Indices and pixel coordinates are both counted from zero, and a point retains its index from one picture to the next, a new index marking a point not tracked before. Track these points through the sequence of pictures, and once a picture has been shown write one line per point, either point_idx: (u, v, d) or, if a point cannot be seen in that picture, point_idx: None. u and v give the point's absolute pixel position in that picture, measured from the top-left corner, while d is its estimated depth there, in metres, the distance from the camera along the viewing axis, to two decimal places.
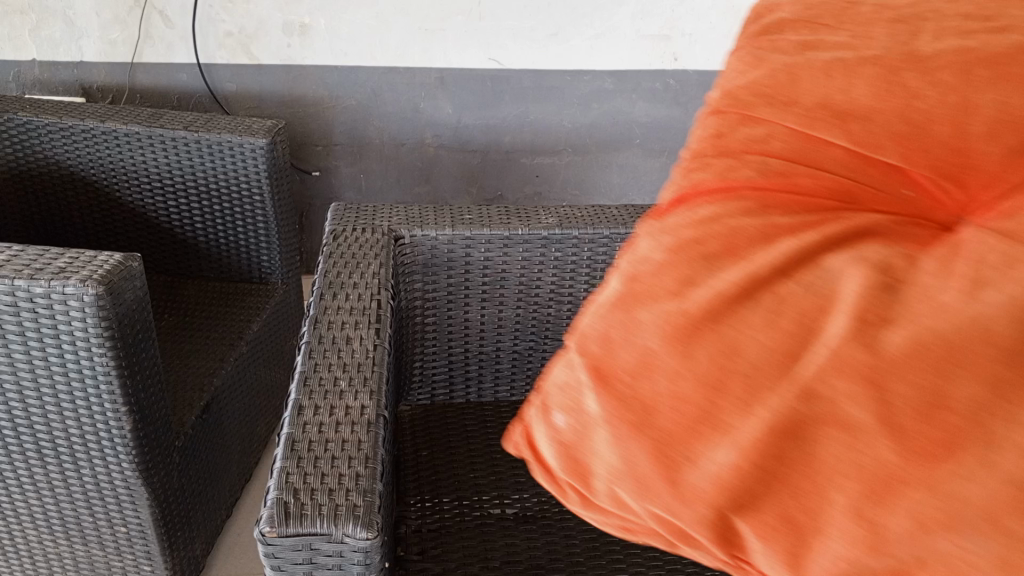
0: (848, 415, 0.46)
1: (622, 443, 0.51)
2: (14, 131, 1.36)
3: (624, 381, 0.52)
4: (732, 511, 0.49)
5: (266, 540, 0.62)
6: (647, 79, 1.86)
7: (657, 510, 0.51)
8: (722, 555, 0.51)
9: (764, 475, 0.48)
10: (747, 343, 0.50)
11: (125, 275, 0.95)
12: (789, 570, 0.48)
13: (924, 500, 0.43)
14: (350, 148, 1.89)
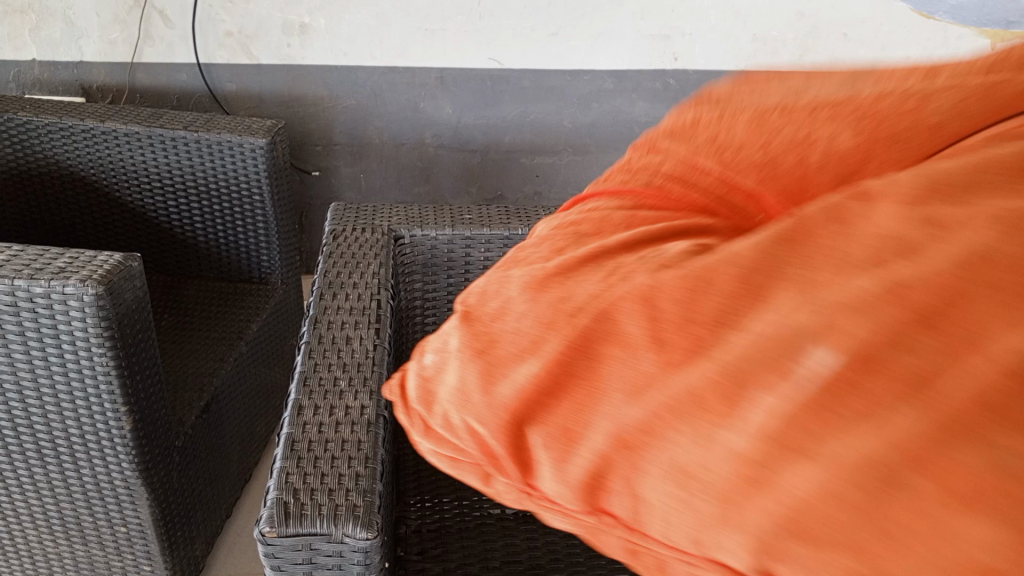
0: (629, 333, 0.41)
1: (459, 365, 0.47)
2: (13, 131, 1.36)
3: (481, 320, 0.47)
4: (525, 427, 0.44)
5: (266, 540, 0.62)
6: (647, 79, 1.86)
7: (471, 429, 0.46)
8: (515, 477, 0.46)
9: (555, 387, 0.43)
10: (580, 288, 0.44)
11: (124, 275, 0.95)
12: (568, 491, 0.43)
13: (689, 415, 0.39)
14: (350, 148, 1.89)
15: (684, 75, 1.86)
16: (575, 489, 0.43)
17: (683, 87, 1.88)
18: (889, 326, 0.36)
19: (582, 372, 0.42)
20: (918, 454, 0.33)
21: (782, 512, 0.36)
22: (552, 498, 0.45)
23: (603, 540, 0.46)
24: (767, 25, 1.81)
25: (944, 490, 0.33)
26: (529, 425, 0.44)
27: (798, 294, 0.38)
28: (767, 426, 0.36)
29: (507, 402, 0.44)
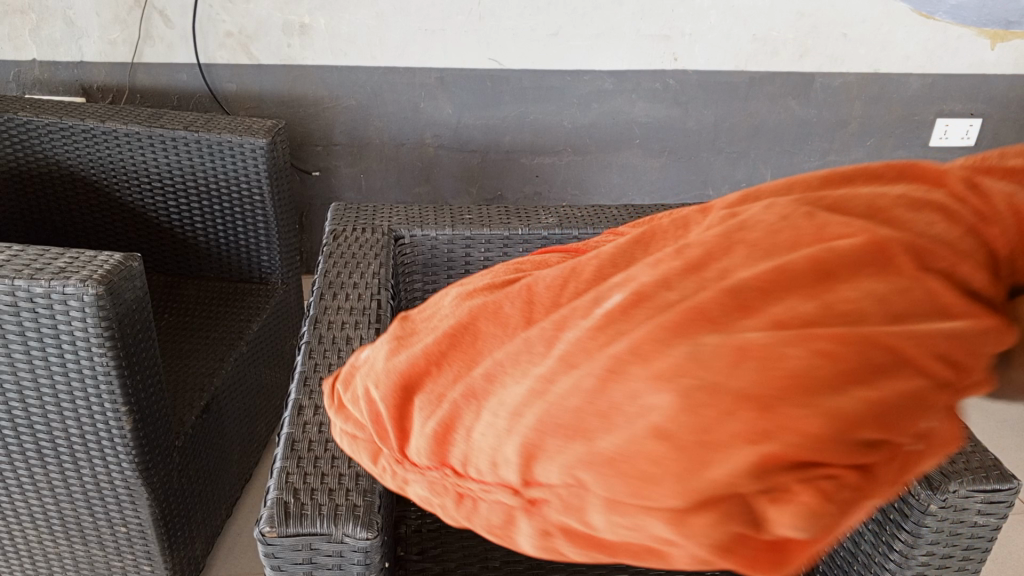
0: (505, 311, 0.54)
1: (386, 344, 0.60)
2: (14, 131, 1.36)
3: (417, 316, 0.62)
4: (410, 386, 0.55)
5: (266, 540, 0.62)
6: (647, 78, 1.86)
7: (371, 391, 0.58)
8: (393, 445, 0.56)
9: (438, 353, 0.55)
10: (485, 292, 0.59)
11: (125, 275, 0.95)
12: (423, 433, 0.53)
13: (507, 358, 0.50)
14: (351, 148, 1.89)
15: (684, 76, 1.87)
16: (430, 439, 0.52)
17: (683, 87, 1.88)
18: (667, 273, 0.47)
19: (462, 344, 0.54)
20: (641, 355, 0.44)
21: (543, 413, 0.46)
22: (415, 460, 0.54)
23: (446, 503, 0.53)
24: (768, 25, 1.82)
25: (651, 375, 0.43)
26: (415, 391, 0.55)
27: (621, 276, 0.50)
28: (565, 355, 0.47)
29: (401, 367, 0.55)
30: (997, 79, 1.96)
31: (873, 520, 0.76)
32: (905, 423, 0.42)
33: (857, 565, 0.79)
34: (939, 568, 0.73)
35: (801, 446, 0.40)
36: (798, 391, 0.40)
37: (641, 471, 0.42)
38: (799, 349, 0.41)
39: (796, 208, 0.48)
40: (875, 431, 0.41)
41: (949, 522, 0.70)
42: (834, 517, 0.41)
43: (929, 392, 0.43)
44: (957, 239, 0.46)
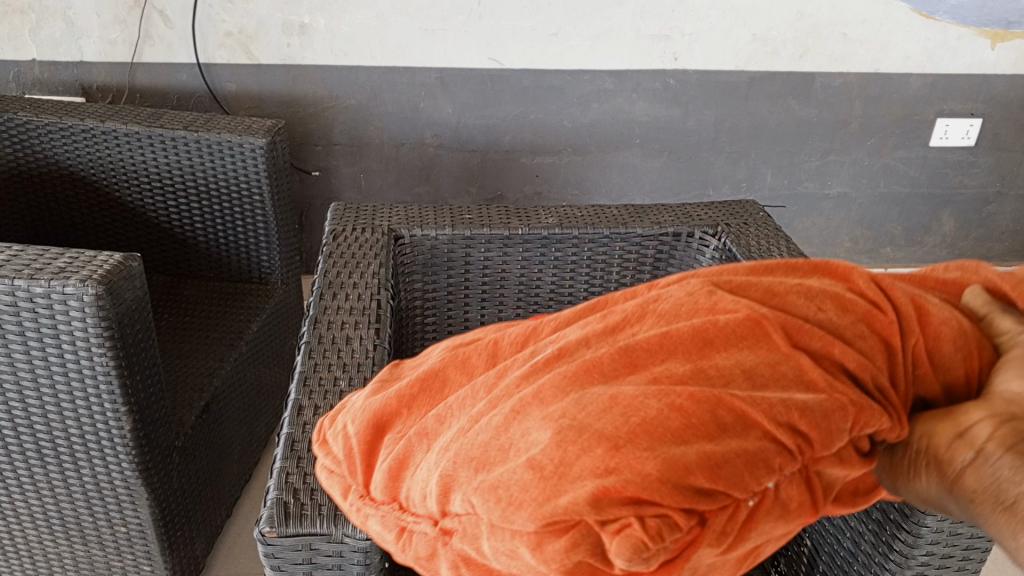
0: (469, 361, 0.62)
1: (369, 388, 0.66)
2: (14, 131, 1.36)
3: (403, 366, 0.68)
4: (379, 425, 0.61)
5: (266, 540, 0.62)
6: (647, 79, 1.86)
7: (348, 425, 0.63)
8: (359, 481, 0.60)
9: (409, 394, 0.61)
10: (459, 343, 0.65)
11: (124, 275, 0.95)
12: (386, 469, 0.58)
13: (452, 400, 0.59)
14: (350, 148, 1.89)
15: (684, 76, 1.87)
16: (384, 473, 0.58)
17: (683, 87, 1.88)
18: (588, 338, 0.56)
19: (430, 390, 0.61)
20: (542, 399, 0.52)
21: (462, 445, 0.54)
22: (374, 494, 0.59)
23: (391, 540, 0.57)
24: (768, 25, 1.82)
25: (546, 415, 0.51)
26: (385, 429, 0.61)
27: (557, 339, 0.58)
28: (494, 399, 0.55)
29: (375, 407, 0.62)
30: (996, 79, 1.97)
31: (873, 521, 0.76)
32: (747, 481, 0.49)
33: (857, 565, 0.79)
34: (939, 567, 0.73)
35: (637, 484, 0.47)
36: (645, 435, 0.48)
37: (513, 498, 0.49)
38: (657, 402, 0.50)
39: (704, 287, 0.58)
40: (709, 481, 0.48)
41: (949, 522, 0.70)
42: (665, 553, 0.47)
43: (775, 457, 0.50)
44: (843, 326, 0.56)
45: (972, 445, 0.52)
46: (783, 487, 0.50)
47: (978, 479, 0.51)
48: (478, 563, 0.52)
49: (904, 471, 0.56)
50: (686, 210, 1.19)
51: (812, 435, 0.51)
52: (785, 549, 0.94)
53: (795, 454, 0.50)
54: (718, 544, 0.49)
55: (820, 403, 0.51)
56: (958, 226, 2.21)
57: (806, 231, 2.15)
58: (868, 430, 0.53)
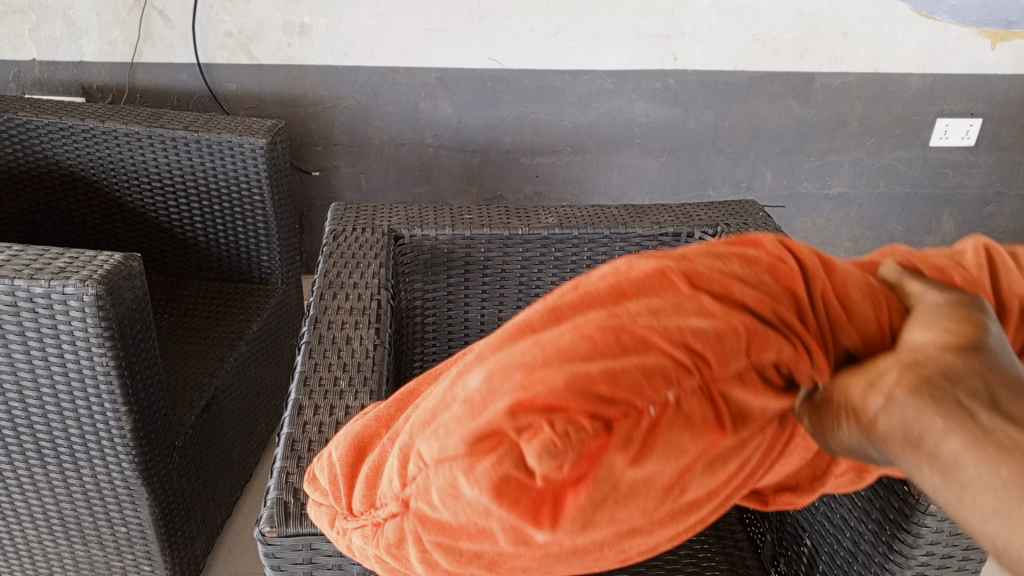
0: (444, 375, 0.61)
1: (358, 418, 0.66)
2: (14, 131, 1.36)
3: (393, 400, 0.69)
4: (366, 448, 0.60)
5: (266, 540, 0.63)
6: (646, 79, 1.86)
7: (336, 453, 0.62)
8: (345, 503, 0.57)
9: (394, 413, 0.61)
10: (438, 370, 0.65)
11: (124, 275, 0.95)
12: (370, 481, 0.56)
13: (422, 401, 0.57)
14: (350, 148, 1.89)
15: (684, 75, 1.87)
16: (366, 484, 0.55)
17: (683, 87, 1.88)
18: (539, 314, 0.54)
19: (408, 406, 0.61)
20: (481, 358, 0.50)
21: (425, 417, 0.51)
22: (356, 509, 0.56)
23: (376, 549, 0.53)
24: (768, 25, 1.82)
25: (484, 363, 0.48)
26: (368, 451, 0.60)
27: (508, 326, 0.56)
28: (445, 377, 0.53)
29: (361, 432, 0.62)
30: (996, 79, 1.97)
31: (873, 520, 0.76)
32: (648, 390, 0.44)
33: (858, 565, 0.79)
34: (939, 568, 0.73)
35: (545, 394, 0.43)
36: (558, 358, 0.44)
37: (448, 431, 0.46)
38: (568, 332, 0.46)
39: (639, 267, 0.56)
40: (609, 390, 0.43)
41: (949, 521, 0.70)
42: (577, 456, 0.42)
43: (674, 370, 0.44)
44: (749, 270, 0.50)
45: (879, 388, 0.43)
46: (692, 403, 0.45)
47: (889, 424, 0.42)
48: (434, 522, 0.47)
49: (825, 421, 0.46)
50: (686, 210, 1.19)
51: (715, 349, 0.45)
52: (786, 548, 0.94)
53: (695, 370, 0.45)
54: (630, 463, 0.44)
55: (722, 320, 0.46)
56: (957, 227, 2.21)
57: (806, 231, 2.16)
58: (769, 356, 0.47)
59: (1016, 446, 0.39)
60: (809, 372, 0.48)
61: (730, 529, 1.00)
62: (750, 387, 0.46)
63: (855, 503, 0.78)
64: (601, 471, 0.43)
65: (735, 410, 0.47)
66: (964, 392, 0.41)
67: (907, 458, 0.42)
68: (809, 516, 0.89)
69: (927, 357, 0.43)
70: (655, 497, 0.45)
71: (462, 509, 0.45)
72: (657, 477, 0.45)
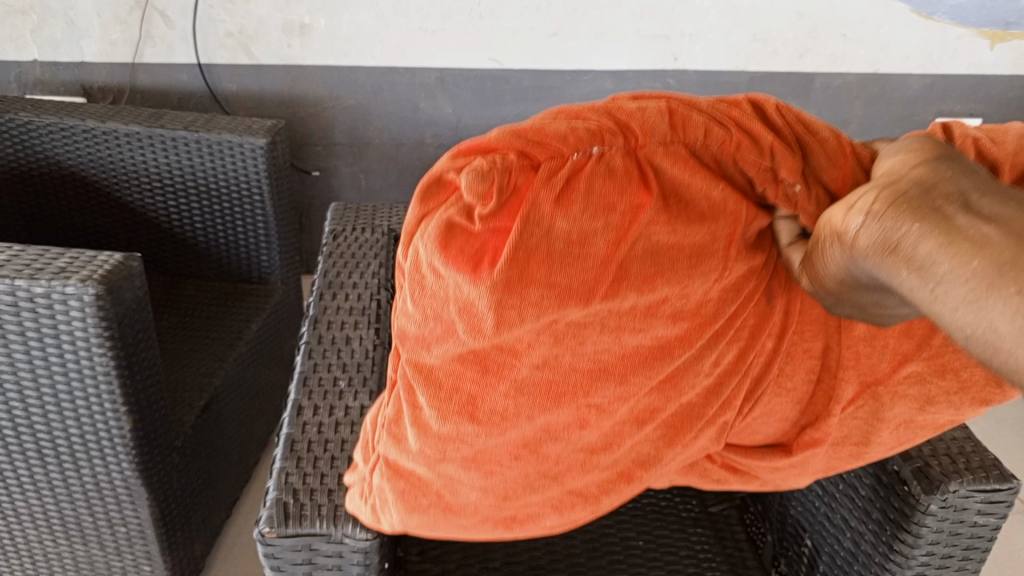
0: None
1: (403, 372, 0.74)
2: (13, 131, 1.36)
3: None
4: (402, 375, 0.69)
5: (266, 540, 0.62)
6: (646, 79, 1.86)
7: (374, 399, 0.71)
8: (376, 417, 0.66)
9: None
10: None
11: (124, 275, 0.94)
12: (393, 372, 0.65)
13: None
14: (350, 148, 1.89)
15: (684, 76, 1.87)
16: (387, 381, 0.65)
17: (683, 87, 1.89)
18: None
19: None
20: None
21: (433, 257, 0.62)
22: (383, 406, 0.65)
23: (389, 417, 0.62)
24: (768, 25, 1.82)
25: None
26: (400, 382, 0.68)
27: None
28: None
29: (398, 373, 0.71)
30: (996, 79, 1.97)
31: (873, 520, 0.76)
32: (577, 140, 0.53)
33: (858, 565, 0.79)
34: (939, 568, 0.73)
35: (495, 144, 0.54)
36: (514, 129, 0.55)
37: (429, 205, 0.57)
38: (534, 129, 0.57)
39: None
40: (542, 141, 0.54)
41: (949, 522, 0.70)
42: (510, 181, 0.52)
43: (602, 135, 0.54)
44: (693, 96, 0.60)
45: (857, 210, 0.48)
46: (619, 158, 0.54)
47: (868, 236, 0.47)
48: (423, 303, 0.57)
49: (817, 253, 0.53)
50: None
51: (638, 122, 0.55)
52: (786, 549, 0.94)
53: (621, 137, 0.54)
54: (558, 212, 0.52)
55: (648, 105, 0.55)
56: None
57: None
58: (698, 137, 0.55)
59: (986, 239, 0.45)
60: (752, 158, 0.55)
61: (730, 530, 1.01)
62: (676, 158, 0.54)
63: (856, 504, 0.78)
64: (529, 210, 0.52)
65: (671, 188, 0.55)
66: (939, 199, 0.47)
67: (886, 267, 0.47)
68: (809, 517, 0.89)
69: (899, 174, 0.49)
70: (588, 247, 0.53)
71: (430, 284, 0.56)
72: (590, 238, 0.53)
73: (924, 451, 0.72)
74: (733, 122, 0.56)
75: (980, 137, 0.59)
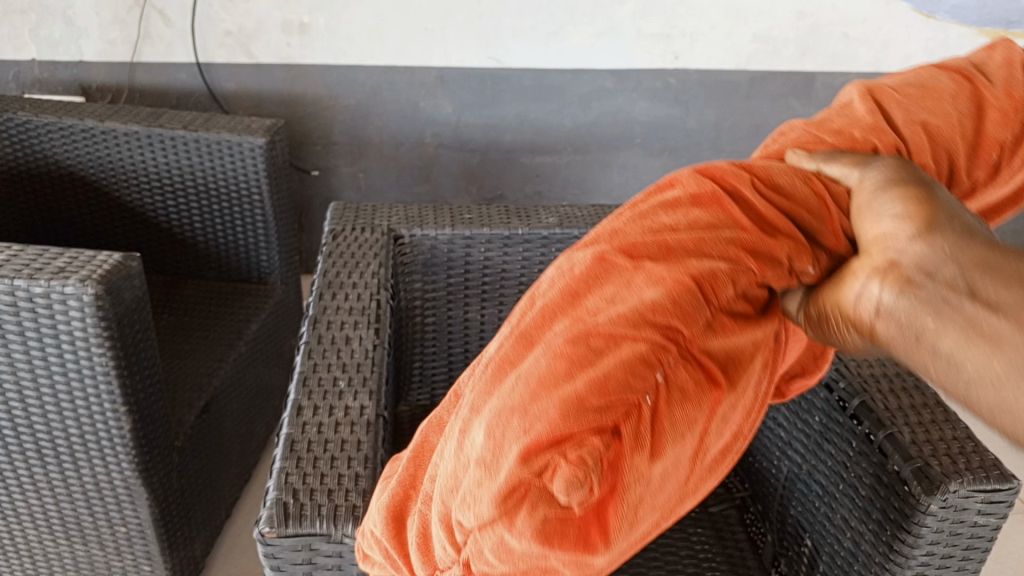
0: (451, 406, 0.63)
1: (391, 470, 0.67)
2: (14, 131, 1.36)
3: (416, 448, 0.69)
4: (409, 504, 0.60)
5: (266, 540, 0.62)
6: (647, 78, 1.86)
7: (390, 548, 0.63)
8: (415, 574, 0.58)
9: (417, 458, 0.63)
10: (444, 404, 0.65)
11: (124, 274, 0.94)
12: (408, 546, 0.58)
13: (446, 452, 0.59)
14: (350, 147, 1.89)
15: (684, 75, 1.87)
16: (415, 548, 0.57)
17: (683, 86, 1.88)
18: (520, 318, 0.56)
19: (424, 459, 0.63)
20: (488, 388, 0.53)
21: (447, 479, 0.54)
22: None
23: None
24: (769, 24, 1.81)
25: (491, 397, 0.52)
26: (405, 518, 0.59)
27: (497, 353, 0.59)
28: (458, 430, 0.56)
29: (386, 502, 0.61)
30: None
31: (874, 520, 0.76)
32: (631, 379, 0.48)
33: (858, 565, 0.79)
34: (939, 567, 0.73)
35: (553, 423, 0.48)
36: (541, 386, 0.49)
37: (477, 498, 0.50)
38: (542, 352, 0.50)
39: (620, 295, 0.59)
40: (599, 399, 0.48)
41: (949, 522, 0.70)
42: (596, 474, 0.47)
43: (650, 355, 0.48)
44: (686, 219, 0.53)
45: (874, 289, 0.47)
46: (677, 371, 0.49)
47: (886, 327, 0.46)
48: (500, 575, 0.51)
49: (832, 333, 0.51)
50: None
51: (677, 315, 0.49)
52: (786, 549, 0.94)
53: (675, 346, 0.49)
54: (654, 461, 0.49)
55: (667, 285, 0.49)
56: None
57: None
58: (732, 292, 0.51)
59: (998, 332, 0.43)
60: (776, 273, 0.52)
61: (730, 529, 1.01)
62: (723, 331, 0.50)
63: (857, 504, 0.78)
64: (627, 476, 0.48)
65: (724, 354, 0.50)
66: (945, 287, 0.45)
67: (910, 354, 0.46)
68: (810, 516, 0.89)
69: (900, 253, 0.47)
70: (686, 464, 0.50)
71: (518, 557, 0.50)
72: (682, 451, 0.49)
73: (924, 450, 0.72)
74: (746, 247, 0.51)
75: (925, 117, 0.60)
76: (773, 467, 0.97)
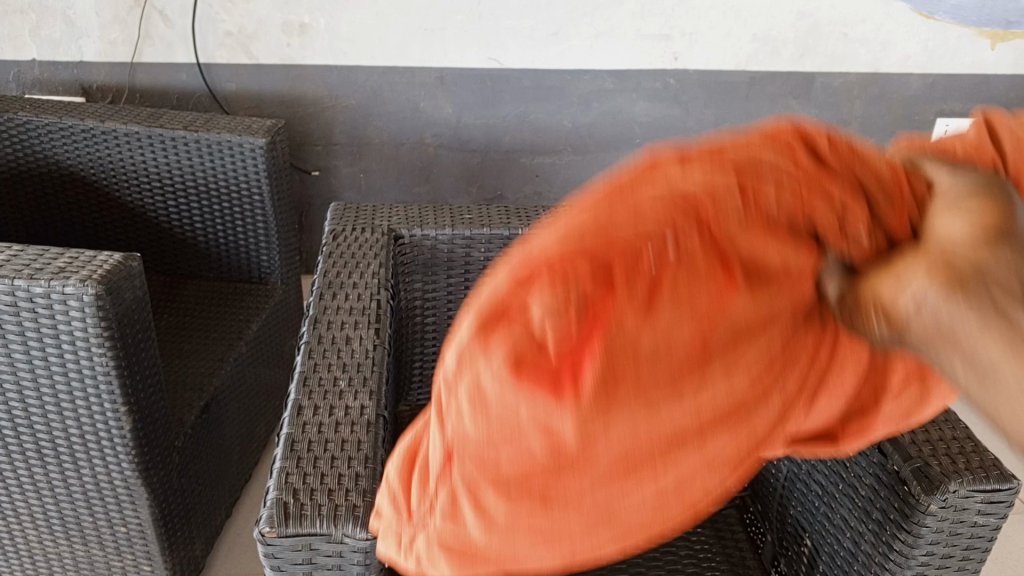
0: None
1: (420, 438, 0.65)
2: (13, 131, 1.36)
3: None
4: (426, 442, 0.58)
5: (266, 540, 0.62)
6: (647, 79, 1.86)
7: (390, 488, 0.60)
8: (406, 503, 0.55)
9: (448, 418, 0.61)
10: None
11: (124, 275, 0.95)
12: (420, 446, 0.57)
13: None
14: (350, 147, 1.89)
15: (684, 76, 1.87)
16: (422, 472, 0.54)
17: (683, 87, 1.89)
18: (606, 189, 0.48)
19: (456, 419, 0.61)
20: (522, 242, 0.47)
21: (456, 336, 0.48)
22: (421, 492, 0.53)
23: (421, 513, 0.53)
24: (769, 25, 1.82)
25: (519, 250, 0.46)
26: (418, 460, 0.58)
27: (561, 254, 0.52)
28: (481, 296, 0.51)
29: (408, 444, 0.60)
30: (997, 79, 1.97)
31: (873, 520, 0.76)
32: (638, 233, 0.41)
33: (857, 565, 0.79)
34: (939, 568, 0.73)
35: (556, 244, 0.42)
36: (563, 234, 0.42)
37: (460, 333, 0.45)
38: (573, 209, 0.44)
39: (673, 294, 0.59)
40: (603, 258, 0.40)
41: (949, 522, 0.70)
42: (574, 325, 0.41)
43: (673, 235, 0.41)
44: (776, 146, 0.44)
45: (910, 287, 0.37)
46: (691, 247, 0.40)
47: (918, 323, 0.36)
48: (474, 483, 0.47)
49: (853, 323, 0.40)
50: None
51: (705, 197, 0.41)
52: (786, 549, 0.94)
53: (695, 225, 0.41)
54: (645, 325, 0.40)
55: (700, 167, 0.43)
56: None
57: None
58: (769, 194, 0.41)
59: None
60: (828, 213, 0.41)
61: (729, 528, 1.01)
62: (755, 228, 0.41)
63: (857, 504, 0.78)
64: (611, 337, 0.40)
65: (750, 263, 0.41)
66: (994, 289, 0.35)
67: (931, 349, 0.36)
68: (809, 516, 0.89)
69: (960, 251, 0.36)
70: (678, 363, 0.41)
71: (488, 413, 0.43)
72: (674, 342, 0.41)
73: (924, 450, 0.72)
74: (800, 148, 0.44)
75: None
76: (773, 467, 0.97)
